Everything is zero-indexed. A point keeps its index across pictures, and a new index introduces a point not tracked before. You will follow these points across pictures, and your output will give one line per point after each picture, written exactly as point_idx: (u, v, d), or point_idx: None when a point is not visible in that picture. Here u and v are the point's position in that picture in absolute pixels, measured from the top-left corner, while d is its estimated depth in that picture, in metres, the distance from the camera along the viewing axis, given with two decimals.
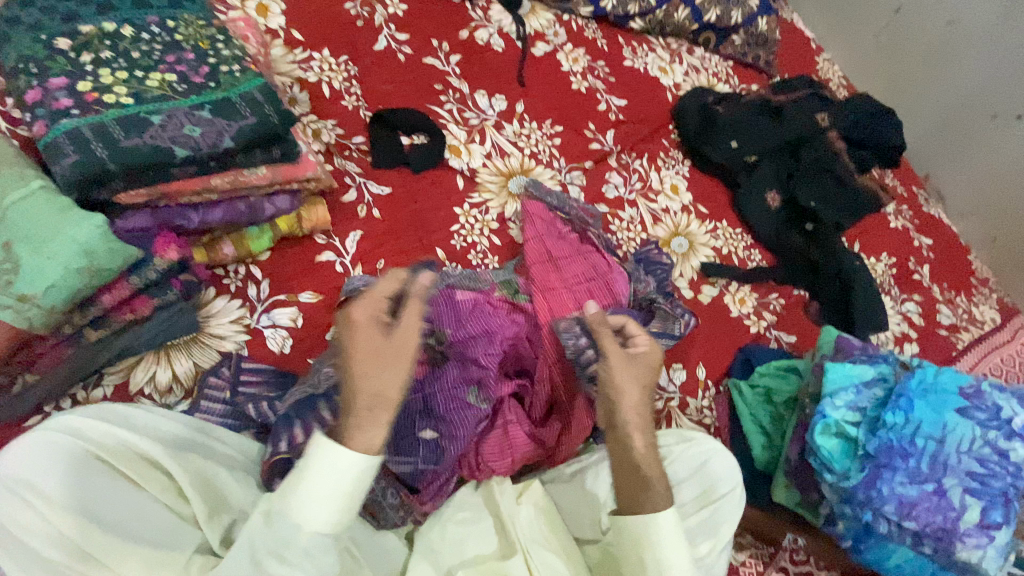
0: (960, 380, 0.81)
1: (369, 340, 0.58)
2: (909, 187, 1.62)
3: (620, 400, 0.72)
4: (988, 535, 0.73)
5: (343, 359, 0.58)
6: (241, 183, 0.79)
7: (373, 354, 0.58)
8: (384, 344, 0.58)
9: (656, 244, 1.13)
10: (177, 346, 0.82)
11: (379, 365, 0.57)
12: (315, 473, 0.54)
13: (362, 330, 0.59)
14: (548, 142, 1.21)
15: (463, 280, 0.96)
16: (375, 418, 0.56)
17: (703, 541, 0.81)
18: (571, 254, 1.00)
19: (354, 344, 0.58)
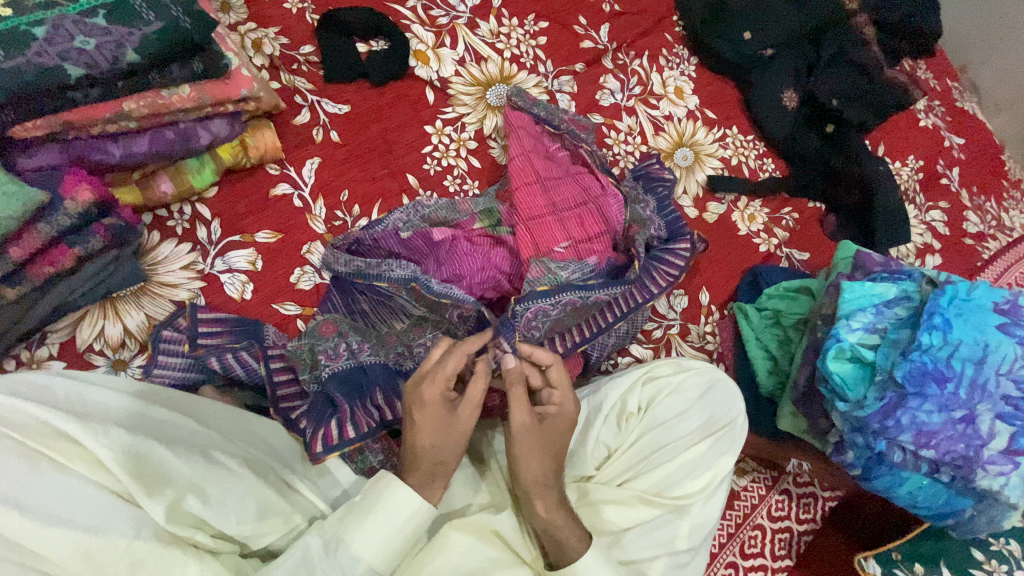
0: (995, 295, 0.72)
1: (434, 423, 0.62)
2: (943, 78, 1.44)
3: (518, 469, 0.66)
4: (1013, 462, 0.68)
5: (410, 430, 0.63)
6: (161, 107, 0.68)
7: (438, 429, 0.62)
8: (446, 422, 0.62)
9: (657, 155, 1.01)
10: (125, 298, 0.75)
11: (444, 440, 0.62)
12: (386, 508, 0.58)
13: (429, 407, 0.62)
14: (531, 42, 1.05)
15: (440, 210, 0.85)
16: (439, 477, 0.63)
17: (700, 474, 0.76)
18: (559, 176, 0.88)
19: (421, 424, 0.62)
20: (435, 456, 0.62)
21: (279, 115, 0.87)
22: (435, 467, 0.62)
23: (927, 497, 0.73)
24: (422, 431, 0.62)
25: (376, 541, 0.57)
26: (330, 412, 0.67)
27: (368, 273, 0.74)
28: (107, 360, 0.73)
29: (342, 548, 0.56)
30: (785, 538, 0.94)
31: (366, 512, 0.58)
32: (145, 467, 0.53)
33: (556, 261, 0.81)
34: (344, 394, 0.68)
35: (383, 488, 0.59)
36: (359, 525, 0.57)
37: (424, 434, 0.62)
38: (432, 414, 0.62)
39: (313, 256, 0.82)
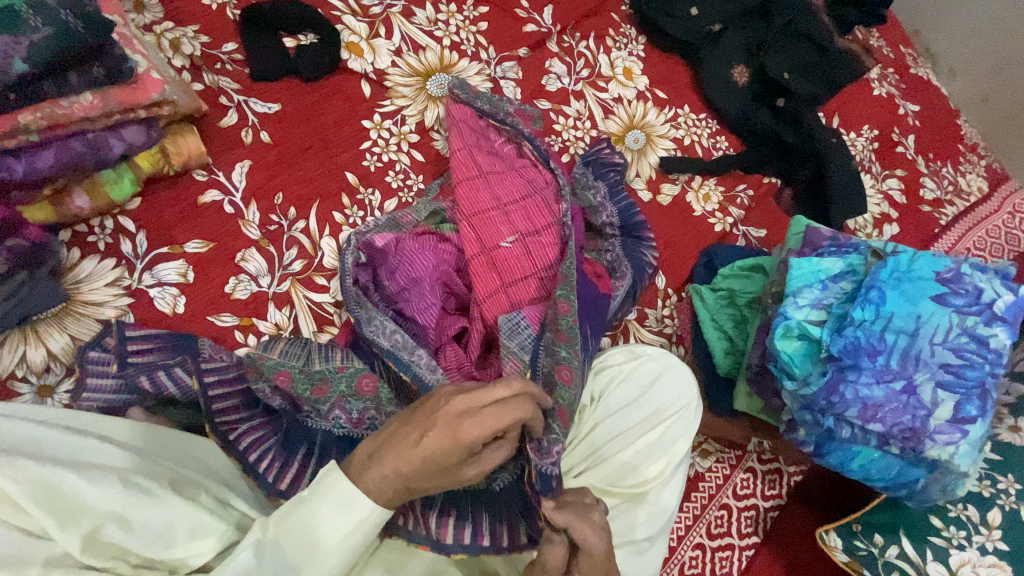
0: (938, 265, 0.72)
1: (444, 456, 0.51)
2: (897, 45, 1.43)
3: None
4: (961, 430, 0.67)
5: (411, 444, 0.52)
6: (63, 117, 0.65)
7: (440, 460, 0.51)
8: (460, 459, 0.52)
9: (608, 141, 0.98)
10: (47, 321, 0.71)
11: (435, 470, 0.52)
12: (327, 509, 0.52)
13: (450, 440, 0.51)
14: (472, 29, 1.02)
15: (380, 228, 0.82)
16: (402, 494, 0.54)
17: (655, 460, 0.75)
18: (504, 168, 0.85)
19: (428, 448, 0.51)
20: (412, 478, 0.52)
21: (203, 118, 0.83)
22: (407, 488, 0.53)
23: (879, 469, 0.73)
24: (425, 451, 0.51)
25: (316, 547, 0.52)
26: (304, 450, 0.67)
27: (406, 362, 0.70)
28: (32, 386, 0.69)
29: (280, 551, 0.51)
30: (751, 516, 0.94)
31: (319, 508, 0.52)
32: (57, 498, 0.51)
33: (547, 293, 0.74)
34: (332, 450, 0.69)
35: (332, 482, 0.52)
36: (308, 521, 0.51)
37: (420, 454, 0.51)
38: (453, 448, 0.51)
39: (248, 263, 0.79)
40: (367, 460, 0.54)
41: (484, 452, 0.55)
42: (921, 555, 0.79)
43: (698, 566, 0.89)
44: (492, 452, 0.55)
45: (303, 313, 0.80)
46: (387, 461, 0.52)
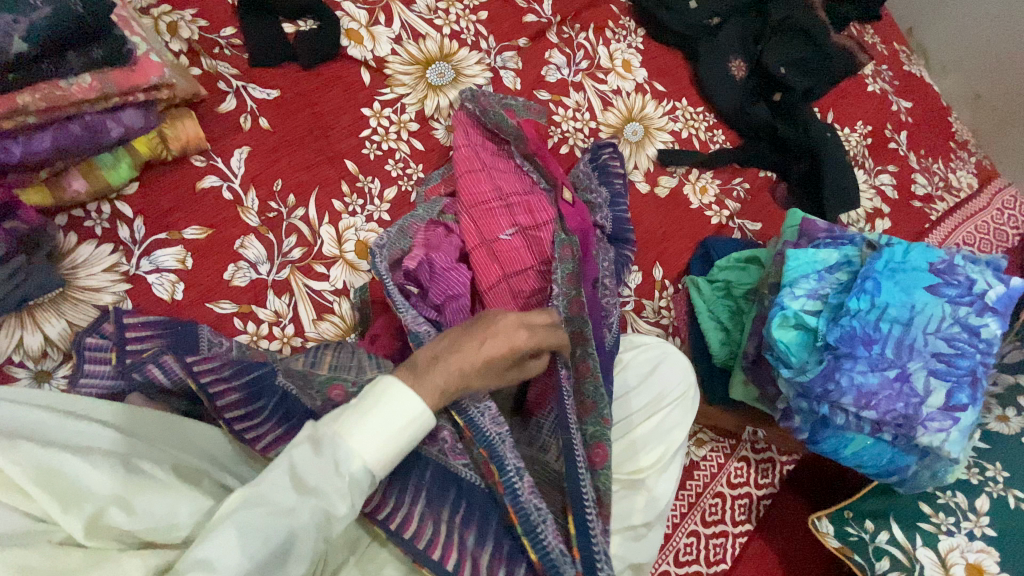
0: (932, 256, 0.73)
1: (503, 356, 0.59)
2: (890, 42, 1.44)
3: None
4: (952, 417, 0.69)
5: (475, 343, 0.58)
6: (61, 99, 0.64)
7: (497, 360, 0.59)
8: (509, 364, 0.60)
9: (613, 142, 0.99)
10: (44, 307, 0.70)
11: (491, 369, 0.59)
12: (387, 408, 0.52)
13: (511, 343, 0.59)
14: (472, 18, 1.01)
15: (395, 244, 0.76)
16: (450, 395, 0.57)
17: (654, 447, 0.76)
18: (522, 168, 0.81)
19: (490, 350, 0.58)
20: (469, 376, 0.57)
21: (201, 103, 0.82)
22: (460, 387, 0.57)
23: (871, 456, 0.74)
24: (488, 350, 0.58)
25: (375, 441, 0.51)
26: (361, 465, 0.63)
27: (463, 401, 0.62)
28: (28, 372, 0.69)
29: (337, 447, 0.50)
30: (744, 504, 0.96)
31: (374, 407, 0.52)
32: (59, 481, 0.50)
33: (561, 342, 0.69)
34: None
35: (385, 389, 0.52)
36: (361, 420, 0.51)
37: (480, 356, 0.58)
38: (509, 352, 0.59)
39: (247, 251, 0.79)
40: (429, 360, 0.57)
41: (526, 363, 0.63)
42: (910, 541, 0.81)
43: (692, 553, 0.90)
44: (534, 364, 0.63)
45: (302, 301, 0.79)
46: (452, 360, 0.57)
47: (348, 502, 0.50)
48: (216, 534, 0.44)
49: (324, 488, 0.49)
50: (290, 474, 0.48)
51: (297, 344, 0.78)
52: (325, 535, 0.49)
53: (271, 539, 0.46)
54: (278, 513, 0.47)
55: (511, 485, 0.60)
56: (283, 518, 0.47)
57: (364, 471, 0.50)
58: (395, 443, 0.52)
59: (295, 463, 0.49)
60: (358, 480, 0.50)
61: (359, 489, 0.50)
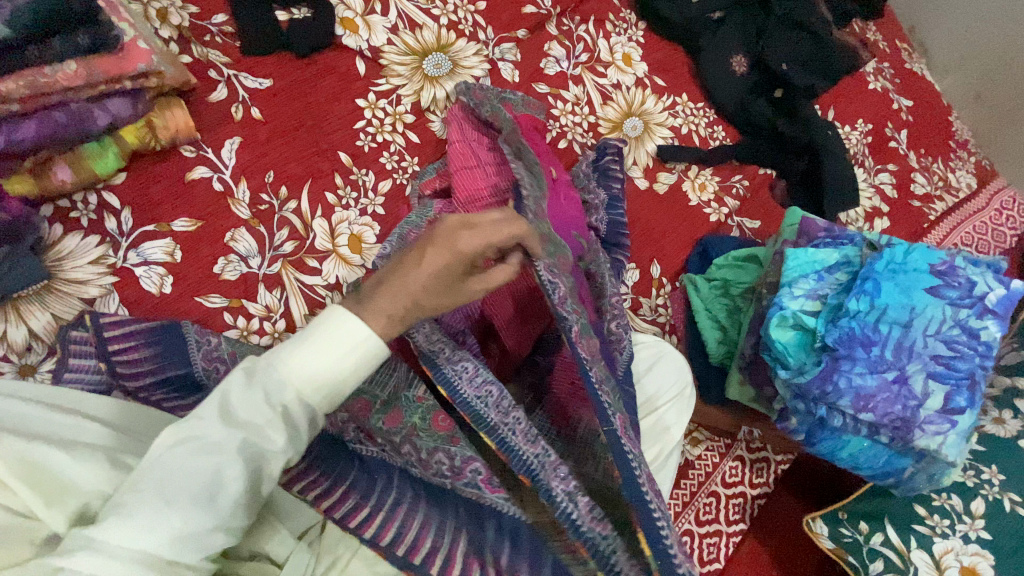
0: (933, 257, 0.73)
1: (449, 268, 0.51)
2: (892, 40, 1.43)
3: None
4: (950, 420, 0.68)
5: (413, 256, 0.52)
6: (45, 86, 0.62)
7: (445, 274, 0.51)
8: (462, 276, 0.52)
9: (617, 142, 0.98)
10: (29, 298, 0.69)
11: (442, 284, 0.52)
12: (321, 340, 0.49)
13: (454, 250, 0.51)
14: (470, 8, 0.99)
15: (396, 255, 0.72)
16: (405, 318, 0.52)
17: (649, 447, 0.76)
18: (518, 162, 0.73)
19: (431, 262, 0.51)
20: (418, 295, 0.51)
21: (191, 92, 0.80)
22: (410, 306, 0.51)
23: (868, 458, 0.73)
24: (428, 263, 0.51)
25: (309, 369, 0.48)
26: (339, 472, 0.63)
27: (492, 423, 0.57)
28: (12, 366, 0.67)
29: (267, 376, 0.48)
30: (738, 503, 0.95)
31: (306, 339, 0.49)
32: (41, 478, 0.49)
33: (581, 343, 0.60)
34: (419, 501, 0.63)
35: (323, 321, 0.49)
36: (292, 354, 0.48)
37: (424, 272, 0.51)
38: (456, 262, 0.51)
39: (237, 243, 0.77)
40: (374, 285, 0.52)
41: (489, 271, 0.54)
42: (905, 543, 0.81)
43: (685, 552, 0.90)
44: (498, 270, 0.54)
45: (294, 295, 0.78)
46: (391, 280, 0.51)
47: (281, 433, 0.48)
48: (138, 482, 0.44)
49: (254, 422, 0.47)
50: (216, 409, 0.47)
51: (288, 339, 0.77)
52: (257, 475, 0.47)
53: (194, 478, 0.45)
54: (204, 451, 0.45)
55: (563, 511, 0.54)
56: (207, 456, 0.45)
57: (297, 400, 0.48)
58: (334, 370, 0.49)
59: (223, 398, 0.47)
60: (292, 412, 0.48)
61: (295, 421, 0.48)
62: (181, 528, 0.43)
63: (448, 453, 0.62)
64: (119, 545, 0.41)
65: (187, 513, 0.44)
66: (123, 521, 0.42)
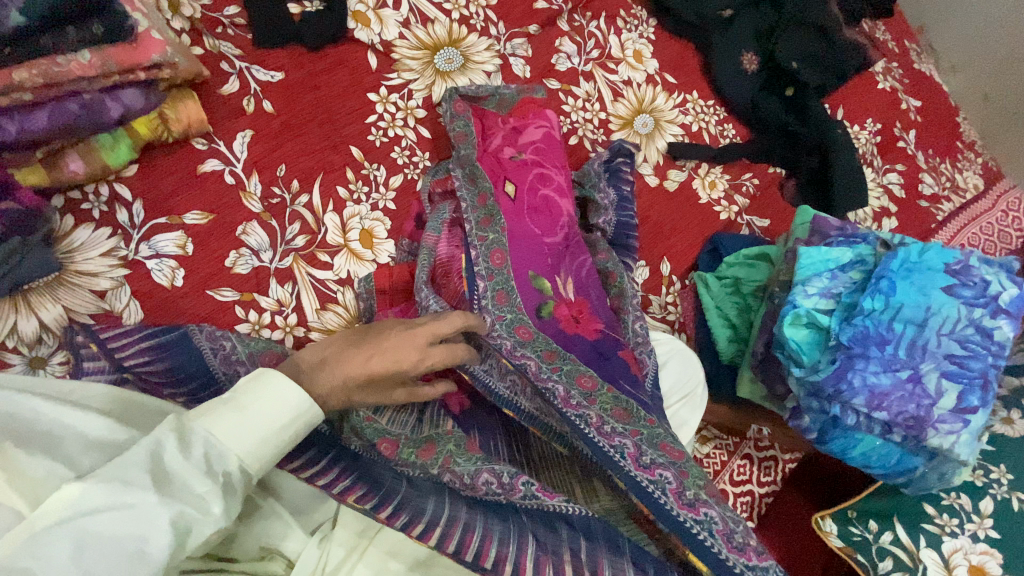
0: (948, 256, 0.72)
1: (391, 373, 0.58)
2: (902, 40, 1.43)
3: None
4: (963, 419, 0.68)
5: (361, 350, 0.58)
6: (58, 76, 0.61)
7: (384, 376, 0.58)
8: (398, 376, 0.59)
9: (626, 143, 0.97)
10: (38, 290, 0.68)
11: (378, 381, 0.58)
12: (263, 404, 0.50)
13: (400, 358, 0.58)
14: (482, 2, 0.98)
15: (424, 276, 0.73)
16: (335, 401, 0.56)
17: None
18: (478, 238, 0.74)
19: (378, 363, 0.57)
20: (357, 390, 0.57)
21: (203, 84, 0.80)
22: (345, 397, 0.56)
23: (879, 456, 0.74)
24: (375, 364, 0.57)
25: (257, 438, 0.49)
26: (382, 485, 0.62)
27: (551, 429, 0.69)
28: (23, 357, 0.67)
29: (208, 443, 0.47)
30: (746, 502, 0.96)
31: (248, 407, 0.49)
32: (47, 475, 0.48)
33: (570, 405, 0.66)
34: (477, 511, 0.62)
35: (262, 388, 0.51)
36: (233, 421, 0.48)
37: (369, 369, 0.57)
38: (398, 372, 0.58)
39: (249, 237, 0.77)
40: (315, 364, 0.56)
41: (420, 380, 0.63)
42: (914, 542, 0.81)
43: None
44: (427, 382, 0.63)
45: (305, 290, 0.78)
46: (337, 368, 0.56)
47: (220, 505, 0.45)
48: (53, 546, 0.39)
49: (190, 489, 0.44)
50: (148, 470, 0.43)
51: (300, 334, 0.76)
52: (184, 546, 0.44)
53: (117, 546, 0.40)
54: (130, 517, 0.41)
55: (657, 499, 0.62)
56: (132, 523, 0.41)
57: (239, 470, 0.47)
58: (281, 441, 0.50)
59: (160, 457, 0.44)
60: (233, 481, 0.47)
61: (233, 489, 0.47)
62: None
63: (493, 473, 0.65)
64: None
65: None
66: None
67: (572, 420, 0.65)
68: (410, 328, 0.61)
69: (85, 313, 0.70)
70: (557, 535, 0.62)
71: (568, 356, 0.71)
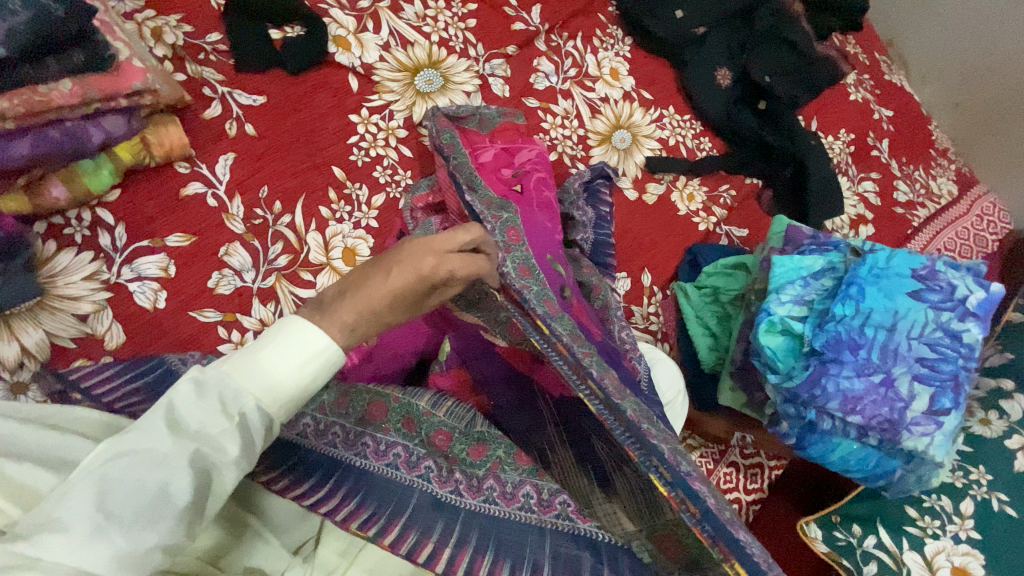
0: (914, 262, 0.75)
1: (410, 290, 0.53)
2: (872, 53, 1.47)
3: None
4: (936, 421, 0.69)
5: (375, 269, 0.53)
6: (41, 105, 0.63)
7: (405, 298, 0.53)
8: (420, 292, 0.54)
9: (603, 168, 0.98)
10: (21, 315, 0.69)
11: (399, 301, 0.53)
12: (283, 349, 0.46)
13: (415, 272, 0.53)
14: (460, 25, 1.01)
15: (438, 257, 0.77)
16: (362, 329, 0.51)
17: None
18: (492, 217, 0.75)
19: (394, 283, 0.52)
20: (382, 315, 0.52)
21: (186, 109, 0.81)
22: (372, 324, 0.52)
23: (858, 460, 0.74)
24: (393, 282, 0.52)
25: (265, 376, 0.45)
26: (394, 505, 0.62)
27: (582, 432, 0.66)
28: (4, 383, 0.67)
29: (225, 387, 0.44)
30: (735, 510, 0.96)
31: (267, 351, 0.46)
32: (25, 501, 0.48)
33: (615, 395, 0.62)
34: (487, 537, 0.62)
35: (282, 333, 0.46)
36: (251, 364, 0.45)
37: (387, 291, 0.52)
38: (420, 287, 0.53)
39: (231, 258, 0.78)
40: (335, 296, 0.51)
41: (443, 291, 0.58)
42: (897, 544, 0.82)
43: None
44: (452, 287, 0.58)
45: (288, 309, 0.79)
46: (354, 296, 0.51)
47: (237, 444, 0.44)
48: (73, 493, 0.39)
49: (206, 432, 0.43)
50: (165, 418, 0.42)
51: None
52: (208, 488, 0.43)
53: (142, 492, 0.40)
54: (150, 463, 0.41)
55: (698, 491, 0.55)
56: (153, 469, 0.41)
57: (254, 410, 0.44)
58: (293, 376, 0.46)
59: (173, 404, 0.43)
60: (250, 421, 0.44)
61: (252, 430, 0.45)
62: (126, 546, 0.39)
63: (535, 486, 0.66)
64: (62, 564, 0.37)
65: (129, 526, 0.39)
66: (60, 537, 0.37)
67: (618, 406, 0.61)
68: (426, 236, 0.56)
69: (68, 338, 0.70)
70: (579, 561, 0.61)
71: (589, 341, 0.72)
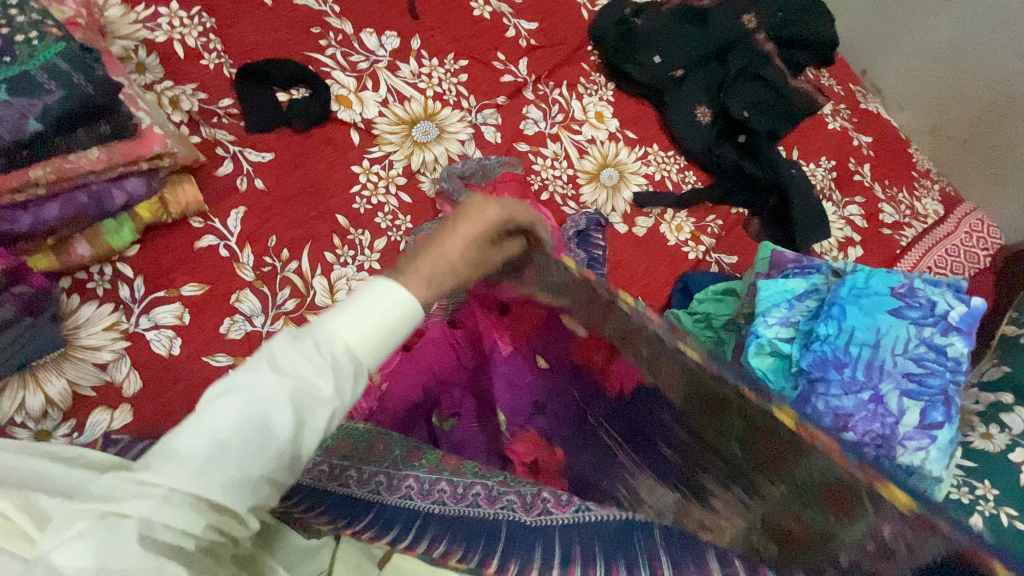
0: (893, 281, 0.78)
1: (481, 234, 0.62)
2: (846, 84, 1.54)
3: None
4: (930, 435, 0.70)
5: (445, 227, 0.62)
6: (70, 171, 0.70)
7: (479, 262, 0.64)
8: (484, 257, 0.64)
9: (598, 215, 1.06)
10: (46, 367, 0.73)
11: (468, 245, 0.61)
12: (365, 301, 0.52)
13: (481, 230, 0.62)
14: (453, 80, 1.09)
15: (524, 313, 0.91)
16: (435, 281, 0.58)
17: None
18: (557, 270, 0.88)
19: (465, 229, 0.61)
20: (453, 265, 0.60)
21: (200, 168, 0.87)
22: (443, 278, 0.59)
23: None
24: (462, 233, 0.61)
25: (357, 325, 0.51)
26: (485, 540, 0.60)
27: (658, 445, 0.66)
28: (28, 432, 0.71)
29: (320, 331, 0.49)
30: None
31: (353, 305, 0.51)
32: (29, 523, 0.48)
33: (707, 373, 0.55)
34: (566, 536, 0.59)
35: (370, 287, 0.53)
36: (341, 312, 0.51)
37: (459, 239, 0.61)
38: (487, 232, 0.62)
39: (242, 304, 0.82)
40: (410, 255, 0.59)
41: (503, 244, 0.67)
42: None
43: None
44: (511, 244, 0.68)
45: None
46: (427, 251, 0.59)
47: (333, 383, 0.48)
48: (187, 427, 0.45)
49: (302, 371, 0.48)
50: (267, 360, 0.48)
51: None
52: (310, 425, 0.48)
53: (247, 424, 0.45)
54: (254, 400, 0.46)
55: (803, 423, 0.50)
56: (257, 406, 0.46)
57: (346, 352, 0.49)
58: (383, 324, 0.52)
59: (274, 352, 0.48)
60: (343, 361, 0.49)
61: (346, 371, 0.49)
62: (237, 475, 0.45)
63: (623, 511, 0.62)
64: (176, 488, 0.43)
65: (239, 457, 0.45)
66: (171, 463, 0.43)
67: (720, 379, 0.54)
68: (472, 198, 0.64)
69: (88, 386, 0.74)
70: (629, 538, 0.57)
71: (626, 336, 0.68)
